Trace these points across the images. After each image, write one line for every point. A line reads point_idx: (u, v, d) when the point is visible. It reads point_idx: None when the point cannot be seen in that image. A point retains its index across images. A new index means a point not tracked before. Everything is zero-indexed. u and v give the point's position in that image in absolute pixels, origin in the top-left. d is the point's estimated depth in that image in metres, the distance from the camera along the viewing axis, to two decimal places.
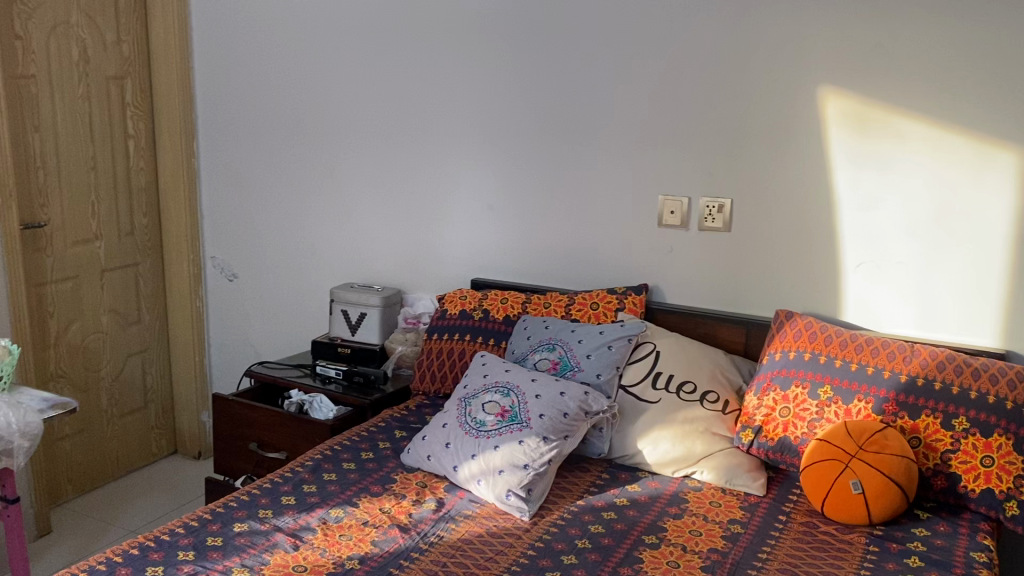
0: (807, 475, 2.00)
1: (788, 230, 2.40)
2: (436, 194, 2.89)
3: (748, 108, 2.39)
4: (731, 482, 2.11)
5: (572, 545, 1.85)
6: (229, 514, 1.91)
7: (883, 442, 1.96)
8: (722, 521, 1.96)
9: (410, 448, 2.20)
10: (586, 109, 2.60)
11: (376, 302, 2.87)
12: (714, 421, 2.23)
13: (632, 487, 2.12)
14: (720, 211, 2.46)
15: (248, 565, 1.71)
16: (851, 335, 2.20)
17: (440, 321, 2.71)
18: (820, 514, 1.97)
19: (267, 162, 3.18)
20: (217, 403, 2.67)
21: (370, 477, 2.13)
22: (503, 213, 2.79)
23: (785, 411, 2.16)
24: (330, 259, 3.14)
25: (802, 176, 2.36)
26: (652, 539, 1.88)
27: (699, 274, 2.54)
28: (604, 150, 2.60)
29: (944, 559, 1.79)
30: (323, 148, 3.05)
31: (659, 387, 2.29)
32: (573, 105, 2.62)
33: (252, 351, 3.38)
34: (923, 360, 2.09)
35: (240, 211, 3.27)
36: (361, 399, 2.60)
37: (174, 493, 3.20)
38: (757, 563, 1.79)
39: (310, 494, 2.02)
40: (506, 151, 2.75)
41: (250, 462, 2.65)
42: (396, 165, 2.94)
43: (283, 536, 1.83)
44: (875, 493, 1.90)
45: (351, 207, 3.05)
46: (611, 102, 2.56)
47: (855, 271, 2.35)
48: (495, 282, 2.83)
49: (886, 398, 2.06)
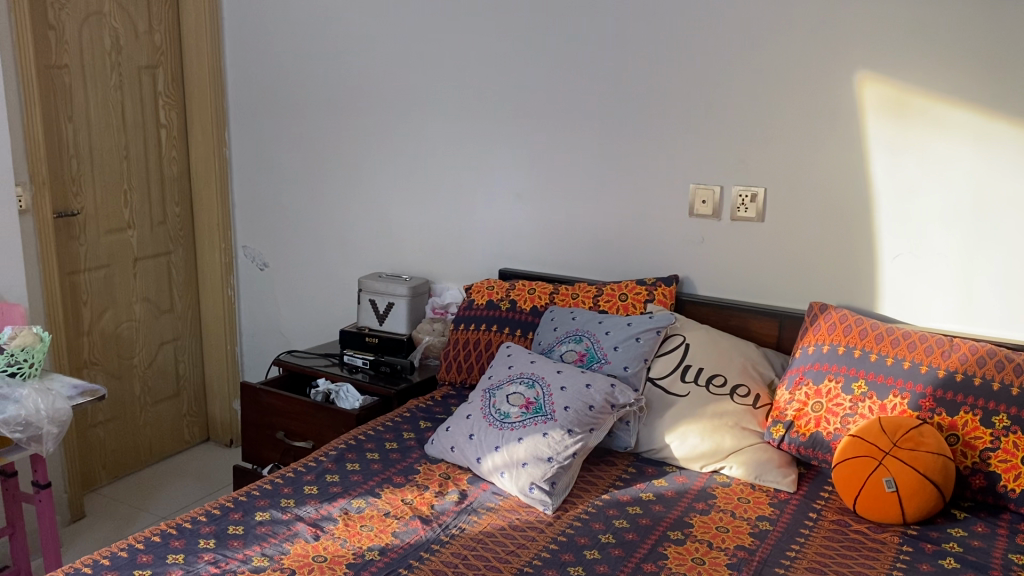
0: (839, 472, 1.95)
1: (823, 220, 2.34)
2: (465, 184, 2.87)
3: (781, 93, 2.33)
4: (760, 478, 2.06)
5: (595, 540, 1.82)
6: (251, 503, 1.91)
7: (919, 439, 1.89)
8: (750, 518, 1.92)
9: (435, 439, 2.19)
10: (615, 96, 2.56)
11: (404, 292, 2.86)
12: (744, 416, 2.17)
13: (658, 482, 2.08)
14: (753, 201, 2.41)
15: (268, 554, 1.71)
16: (886, 329, 2.14)
17: (467, 311, 2.69)
18: (852, 512, 1.92)
19: (297, 151, 3.18)
20: (245, 392, 2.68)
21: (394, 467, 2.12)
22: (532, 203, 2.76)
23: (817, 406, 2.11)
24: (359, 248, 3.14)
25: (838, 164, 2.29)
26: (677, 535, 1.85)
27: (731, 265, 2.49)
28: (634, 138, 2.55)
29: (981, 561, 1.73)
30: (352, 137, 3.05)
31: (687, 380, 2.25)
32: (603, 92, 2.57)
33: (283, 341, 3.40)
34: (962, 355, 2.01)
35: (270, 200, 3.28)
36: (388, 389, 2.59)
37: (205, 480, 3.23)
38: (785, 562, 1.75)
39: (333, 484, 2.01)
40: (534, 140, 2.71)
41: (277, 451, 2.66)
42: (425, 153, 2.92)
43: (304, 526, 1.82)
44: (910, 492, 1.84)
45: (379, 196, 3.05)
46: (640, 89, 2.51)
47: (892, 262, 2.28)
48: (523, 272, 2.80)
49: (923, 394, 2.00)
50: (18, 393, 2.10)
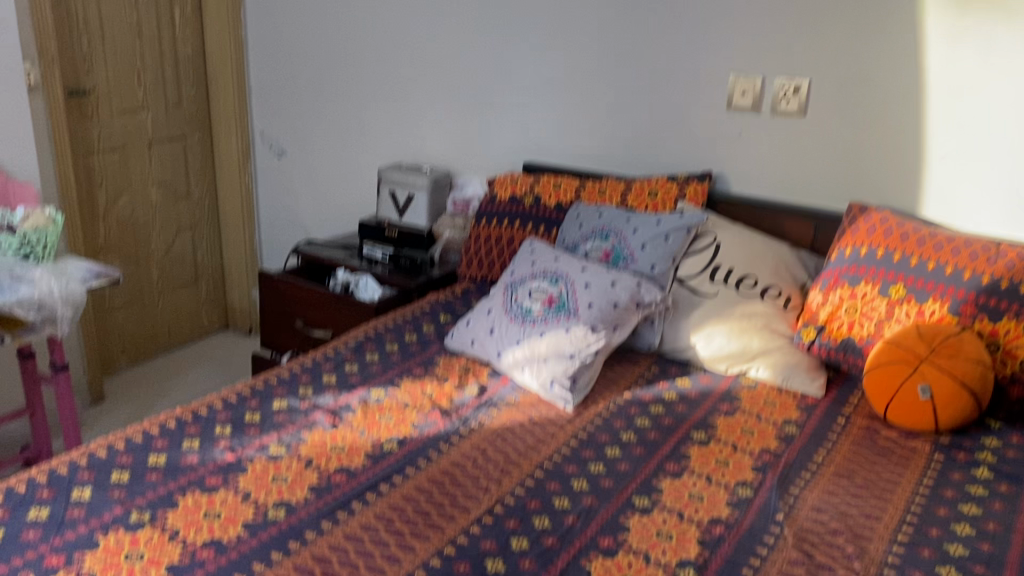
0: (871, 378, 1.88)
1: (870, 115, 2.21)
2: (492, 71, 2.73)
3: None
4: (787, 381, 1.99)
5: (617, 437, 1.78)
6: (268, 391, 1.88)
7: (958, 346, 1.82)
8: (777, 421, 1.87)
9: (455, 332, 2.14)
10: None
11: (424, 183, 2.77)
12: (773, 318, 2.11)
13: (683, 382, 2.03)
14: (796, 93, 2.28)
15: (285, 442, 1.69)
16: (930, 232, 2.04)
17: (490, 205, 2.60)
18: (882, 419, 1.87)
19: (316, 32, 3.04)
20: (263, 281, 2.63)
21: (413, 360, 2.08)
22: (561, 93, 2.64)
23: (851, 310, 2.03)
24: (380, 137, 3.03)
25: (891, 54, 2.14)
26: (701, 435, 1.80)
27: (768, 162, 2.38)
28: (672, 23, 2.40)
29: (1015, 472, 1.68)
30: (374, 19, 2.90)
31: (717, 280, 2.17)
32: None
33: (303, 231, 3.34)
34: (1010, 261, 1.91)
35: (288, 84, 3.16)
36: (407, 282, 2.54)
37: (224, 367, 3.23)
38: (811, 466, 1.71)
39: (351, 374, 1.98)
40: (566, 24, 2.57)
41: (296, 340, 2.63)
42: (450, 37, 2.78)
43: (322, 415, 1.79)
44: (945, 400, 1.78)
45: (401, 81, 2.92)
46: None
47: (940, 161, 2.16)
48: (549, 165, 2.70)
49: (965, 299, 1.91)
50: (32, 275, 2.07)
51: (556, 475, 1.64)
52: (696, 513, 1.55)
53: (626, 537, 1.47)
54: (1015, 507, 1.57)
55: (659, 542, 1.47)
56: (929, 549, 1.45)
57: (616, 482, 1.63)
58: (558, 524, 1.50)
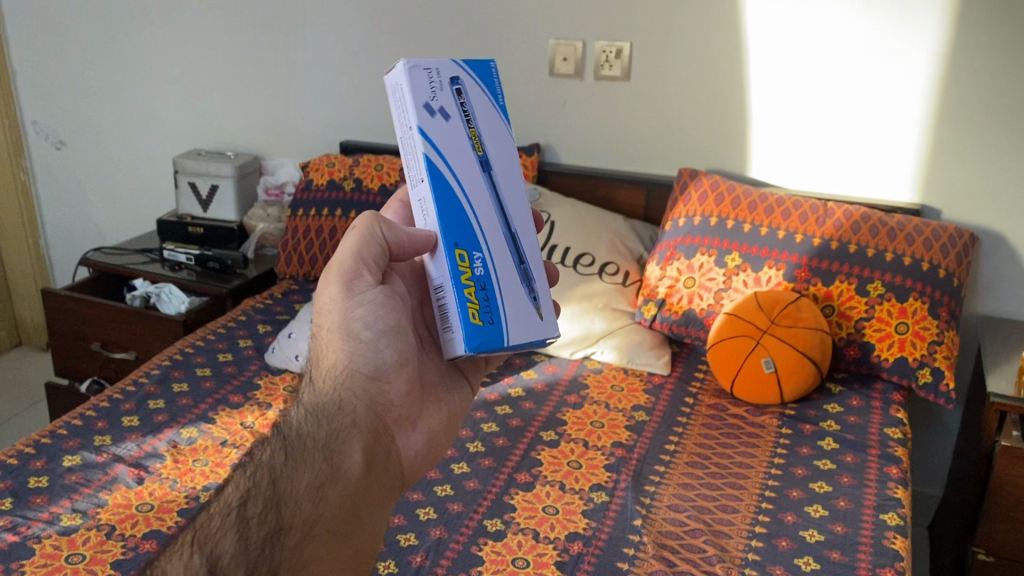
0: (714, 353, 1.84)
1: (685, 92, 2.16)
2: (296, 29, 2.47)
3: None
4: (634, 361, 1.95)
5: (463, 450, 1.65)
6: (57, 447, 1.61)
7: (795, 314, 1.81)
8: (625, 409, 1.80)
9: (276, 346, 1.92)
10: None
11: (229, 173, 2.49)
12: (614, 296, 2.04)
13: (528, 375, 1.92)
14: (618, 57, 2.18)
15: (81, 509, 1.44)
16: (760, 195, 2.01)
17: (305, 193, 2.37)
18: (729, 395, 1.84)
19: (84, 30, 2.69)
20: (48, 297, 2.23)
21: (230, 384, 1.84)
22: (374, 61, 2.42)
23: (688, 283, 1.99)
24: (173, 127, 2.73)
25: (717, 20, 2.07)
26: (551, 436, 1.70)
27: (593, 128, 2.28)
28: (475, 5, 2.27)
29: (859, 439, 1.68)
30: (144, 16, 2.62)
31: (554, 261, 2.07)
32: None
33: (97, 243, 2.98)
34: (838, 221, 1.93)
35: (62, 82, 2.78)
36: (218, 287, 2.26)
37: (41, 393, 2.76)
38: (664, 458, 1.64)
39: (157, 412, 1.73)
40: (356, 19, 2.40)
41: (95, 364, 2.26)
42: (242, 21, 2.52)
43: (124, 469, 1.55)
44: (788, 370, 1.76)
45: (190, 66, 2.63)
46: None
47: (765, 120, 2.12)
48: (366, 145, 2.50)
49: (798, 264, 1.91)
50: None
51: (401, 506, 1.49)
52: (552, 530, 1.45)
53: (481, 571, 1.35)
54: (861, 478, 1.56)
55: (515, 571, 1.35)
56: (787, 541, 1.41)
57: (466, 505, 1.50)
58: (406, 566, 1.36)
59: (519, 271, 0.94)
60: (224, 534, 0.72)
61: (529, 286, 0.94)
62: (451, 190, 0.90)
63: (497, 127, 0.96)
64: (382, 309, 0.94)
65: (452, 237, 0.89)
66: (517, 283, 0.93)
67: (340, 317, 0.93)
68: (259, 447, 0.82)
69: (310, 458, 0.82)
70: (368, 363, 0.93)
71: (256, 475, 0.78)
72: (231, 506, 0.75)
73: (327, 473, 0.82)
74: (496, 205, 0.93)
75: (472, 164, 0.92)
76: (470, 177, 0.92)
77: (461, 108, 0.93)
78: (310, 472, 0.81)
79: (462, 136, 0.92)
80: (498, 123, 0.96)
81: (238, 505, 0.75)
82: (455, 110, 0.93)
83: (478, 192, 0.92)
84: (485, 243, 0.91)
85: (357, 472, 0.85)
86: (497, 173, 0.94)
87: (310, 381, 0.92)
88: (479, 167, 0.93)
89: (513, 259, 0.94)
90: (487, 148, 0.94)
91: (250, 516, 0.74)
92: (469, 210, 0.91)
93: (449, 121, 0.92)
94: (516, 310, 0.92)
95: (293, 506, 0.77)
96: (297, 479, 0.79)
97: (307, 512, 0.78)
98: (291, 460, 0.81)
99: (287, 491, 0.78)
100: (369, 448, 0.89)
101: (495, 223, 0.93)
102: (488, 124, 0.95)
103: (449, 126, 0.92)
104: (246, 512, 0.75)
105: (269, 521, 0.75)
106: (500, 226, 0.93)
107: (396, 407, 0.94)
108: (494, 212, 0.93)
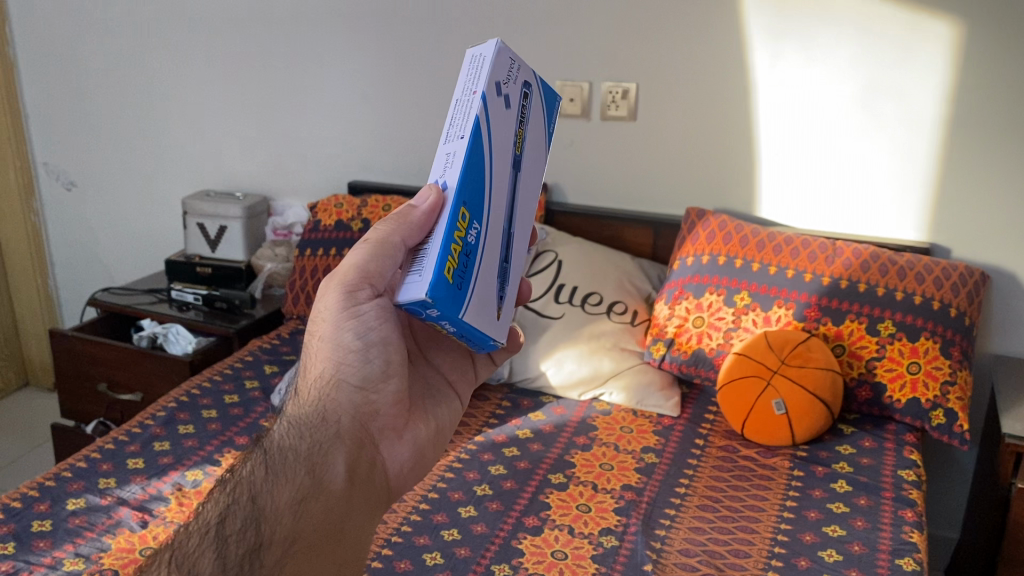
0: (724, 394, 1.83)
1: (692, 132, 2.17)
2: (305, 72, 2.49)
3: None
4: (642, 403, 1.93)
5: (470, 493, 1.63)
6: (61, 489, 1.60)
7: (806, 354, 1.79)
8: (635, 451, 1.78)
9: (282, 387, 1.92)
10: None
11: (237, 214, 2.50)
12: (622, 336, 2.03)
13: (535, 416, 1.91)
14: (624, 97, 2.19)
15: (83, 554, 1.43)
16: (768, 234, 2.01)
17: (313, 234, 2.38)
18: (740, 437, 1.82)
19: (97, 73, 2.72)
20: (55, 338, 2.23)
21: (236, 426, 1.83)
22: (382, 103, 2.44)
23: (697, 322, 1.98)
24: (183, 169, 2.75)
25: (723, 60, 2.08)
26: (559, 478, 1.68)
27: (600, 169, 2.29)
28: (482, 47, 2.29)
29: (872, 482, 1.65)
30: (155, 59, 2.64)
31: (562, 301, 2.07)
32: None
33: (105, 283, 2.99)
34: (846, 260, 1.92)
35: (73, 124, 2.81)
36: (225, 328, 2.26)
37: (47, 434, 2.75)
38: (674, 501, 1.62)
39: (162, 454, 1.72)
40: (365, 62, 2.42)
41: (101, 405, 2.25)
42: (251, 64, 2.55)
43: (128, 512, 1.53)
44: (799, 412, 1.74)
45: (200, 108, 2.66)
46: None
47: (772, 159, 2.12)
48: (373, 186, 2.51)
49: (808, 304, 1.90)
50: None
51: (407, 551, 1.47)
52: None
53: None
54: (876, 522, 1.54)
55: None
56: None
57: (473, 550, 1.48)
58: None
59: (500, 267, 0.91)
60: (201, 553, 0.69)
61: (500, 287, 0.91)
62: (484, 163, 0.87)
63: (538, 144, 0.96)
64: (375, 322, 0.91)
65: (465, 195, 0.85)
66: (493, 276, 0.89)
67: (331, 328, 0.91)
68: (238, 463, 0.79)
69: (291, 471, 0.79)
70: (356, 373, 0.91)
71: (236, 490, 0.75)
72: (209, 524, 0.71)
73: (310, 485, 0.80)
74: (508, 199, 0.91)
75: (508, 159, 0.91)
76: (503, 162, 0.90)
77: (519, 110, 0.93)
78: (289, 487, 0.78)
79: (512, 131, 0.91)
80: (539, 146, 0.97)
81: (217, 522, 0.72)
82: (514, 106, 0.92)
83: (501, 179, 0.90)
84: (485, 220, 0.88)
85: (339, 485, 0.82)
86: (523, 179, 0.94)
87: (296, 393, 0.89)
88: (512, 164, 0.92)
89: (500, 253, 0.91)
90: (525, 156, 0.94)
91: (229, 534, 0.71)
92: (488, 186, 0.88)
93: (508, 112, 0.91)
94: (482, 298, 0.87)
95: (274, 522, 0.75)
96: (278, 494, 0.77)
97: (288, 527, 0.75)
98: (271, 474, 0.78)
99: (267, 507, 0.75)
100: (354, 459, 0.86)
101: (501, 213, 0.90)
102: (533, 136, 0.96)
103: (506, 114, 0.91)
104: (225, 530, 0.71)
105: (248, 538, 0.72)
106: (504, 219, 0.91)
107: (382, 417, 0.92)
108: (505, 204, 0.91)
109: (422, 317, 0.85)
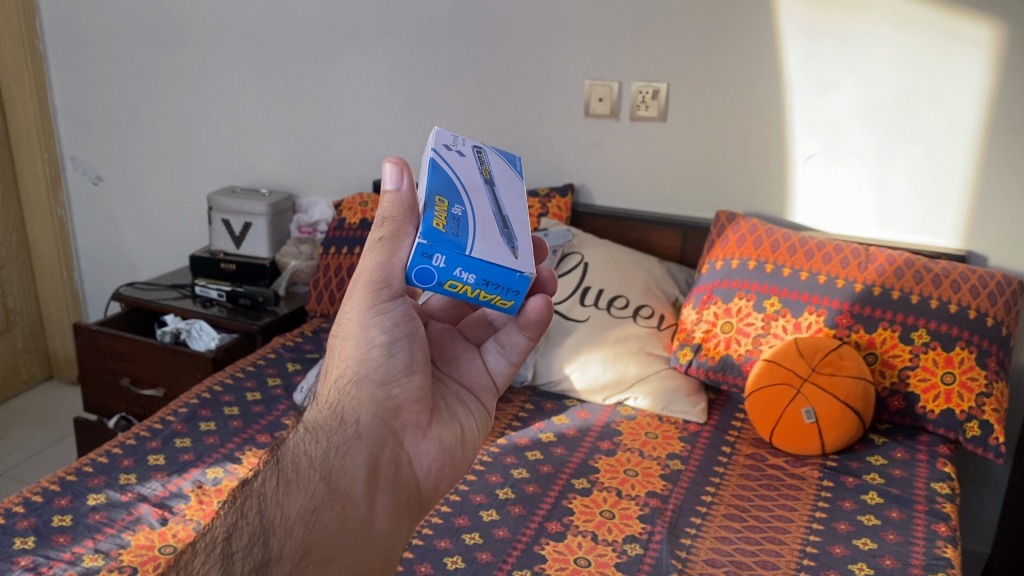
0: (753, 401, 1.79)
1: (725, 133, 2.13)
2: (332, 69, 2.48)
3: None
4: (668, 408, 1.90)
5: (492, 497, 1.61)
6: (82, 484, 1.60)
7: (837, 362, 1.75)
8: (660, 457, 1.75)
9: (304, 385, 1.91)
10: None
11: (262, 211, 2.49)
12: (648, 340, 2.00)
13: (559, 420, 1.88)
14: (654, 98, 2.16)
15: (103, 550, 1.42)
16: (800, 239, 1.97)
17: (338, 231, 2.36)
18: (768, 445, 1.78)
19: (126, 69, 2.73)
20: (80, 332, 2.24)
21: (257, 424, 1.82)
22: (409, 101, 2.42)
23: (726, 327, 1.95)
24: (209, 165, 2.75)
25: (757, 59, 2.04)
26: (583, 483, 1.66)
27: (629, 170, 2.26)
28: (511, 46, 2.26)
29: (904, 494, 1.61)
30: (184, 55, 2.64)
31: (588, 303, 2.04)
32: None
33: (130, 278, 3.00)
34: (880, 266, 1.88)
35: (102, 119, 2.82)
36: (248, 325, 2.25)
37: (69, 428, 2.76)
38: (700, 509, 1.59)
39: (183, 450, 1.71)
40: (393, 59, 2.40)
41: (124, 400, 2.25)
42: (279, 61, 2.54)
43: (148, 509, 1.52)
44: (830, 421, 1.70)
45: (227, 104, 2.65)
46: None
47: (805, 163, 2.08)
48: None
49: (840, 310, 1.86)
50: None
51: (427, 556, 1.45)
52: None
53: None
54: (908, 536, 1.50)
55: None
56: None
57: (495, 555, 1.45)
58: None
59: (502, 229, 0.85)
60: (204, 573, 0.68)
61: (513, 241, 0.85)
62: (445, 174, 0.88)
63: (513, 176, 0.97)
64: (400, 318, 0.89)
65: (433, 188, 0.85)
66: (495, 233, 0.84)
67: (353, 325, 0.89)
68: (253, 477, 0.79)
69: (303, 479, 0.78)
70: (379, 370, 0.88)
71: (244, 505, 0.74)
72: (215, 543, 0.71)
73: (323, 494, 0.78)
74: (492, 196, 0.89)
75: (477, 177, 0.91)
76: (472, 177, 0.91)
77: (476, 159, 0.96)
78: (303, 495, 0.77)
79: (473, 165, 0.93)
80: (510, 174, 0.97)
81: (223, 540, 0.71)
82: (467, 152, 0.96)
83: (473, 184, 0.89)
84: (468, 201, 0.86)
85: (357, 489, 0.81)
86: (505, 188, 0.93)
87: (320, 394, 0.88)
88: (482, 180, 0.92)
89: (497, 221, 0.86)
90: (498, 177, 0.95)
91: (234, 550, 0.70)
92: (459, 184, 0.88)
93: (463, 156, 0.94)
94: (488, 244, 0.81)
95: (281, 535, 0.73)
96: (289, 504, 0.76)
97: (298, 539, 0.74)
98: (283, 484, 0.78)
99: (276, 518, 0.74)
100: (376, 460, 0.84)
101: (485, 199, 0.88)
102: (503, 171, 0.97)
103: (462, 157, 0.94)
104: (231, 547, 0.71)
105: (256, 553, 0.71)
106: (493, 205, 0.88)
107: (409, 414, 0.89)
108: (488, 197, 0.89)
109: (439, 285, 0.81)
